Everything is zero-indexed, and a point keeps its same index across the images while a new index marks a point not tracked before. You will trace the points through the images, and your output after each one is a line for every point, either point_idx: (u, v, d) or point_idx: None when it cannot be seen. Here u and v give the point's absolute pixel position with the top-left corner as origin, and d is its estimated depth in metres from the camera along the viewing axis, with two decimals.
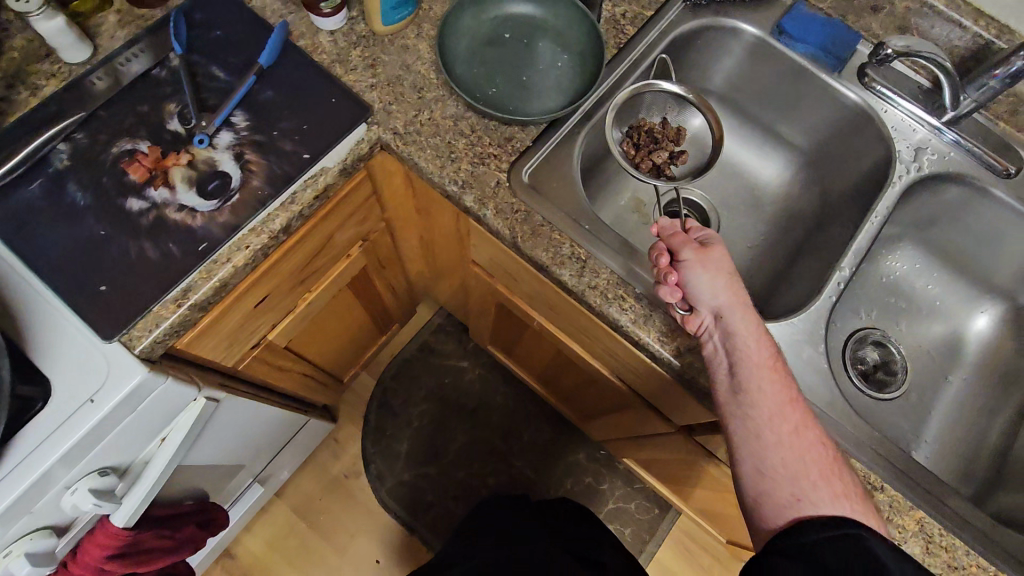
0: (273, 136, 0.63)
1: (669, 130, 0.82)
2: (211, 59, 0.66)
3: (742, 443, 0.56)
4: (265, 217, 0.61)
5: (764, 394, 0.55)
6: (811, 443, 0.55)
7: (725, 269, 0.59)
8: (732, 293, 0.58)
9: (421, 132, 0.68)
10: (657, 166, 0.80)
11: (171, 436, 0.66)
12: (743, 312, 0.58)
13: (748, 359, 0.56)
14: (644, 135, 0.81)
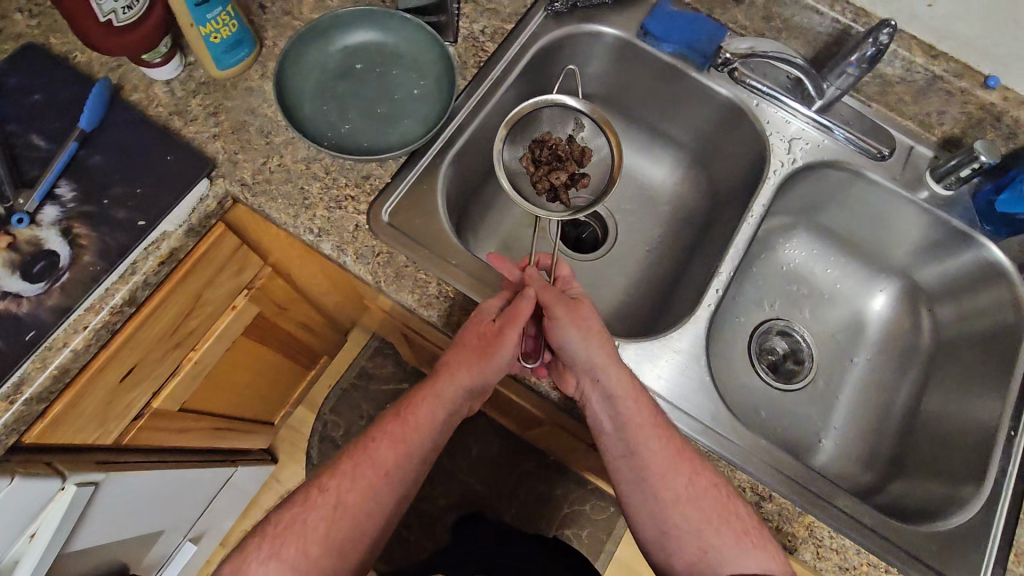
0: (103, 205, 0.59)
1: (575, 149, 0.77)
2: (30, 127, 0.62)
3: (644, 505, 0.59)
4: (102, 294, 0.57)
5: (652, 454, 0.58)
6: (705, 489, 0.57)
7: (592, 325, 0.59)
8: (605, 351, 0.58)
9: (272, 180, 0.64)
10: (553, 188, 0.76)
11: (41, 531, 0.62)
12: (616, 370, 0.58)
13: (630, 420, 0.57)
14: (548, 151, 0.77)
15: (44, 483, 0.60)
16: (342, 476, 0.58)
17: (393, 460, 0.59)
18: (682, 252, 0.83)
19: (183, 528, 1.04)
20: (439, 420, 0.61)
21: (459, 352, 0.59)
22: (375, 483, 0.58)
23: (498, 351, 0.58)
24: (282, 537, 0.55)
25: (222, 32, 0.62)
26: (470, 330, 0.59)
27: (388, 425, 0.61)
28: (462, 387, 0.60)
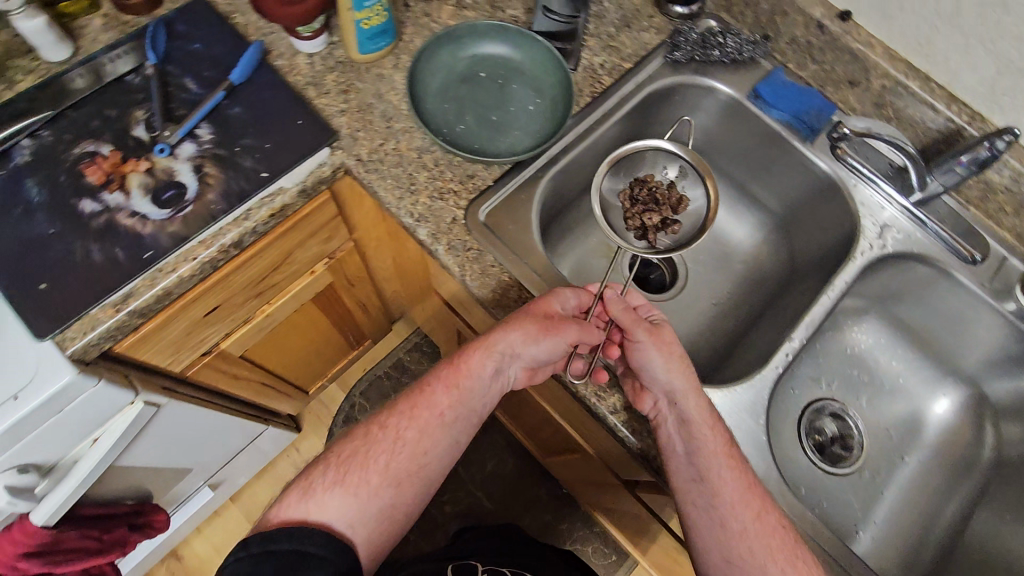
0: (234, 151, 0.64)
1: (673, 195, 0.78)
2: (185, 71, 0.68)
3: (707, 530, 0.57)
4: (216, 231, 0.62)
5: (723, 482, 0.56)
6: (773, 527, 0.55)
7: (673, 348, 0.60)
8: (685, 377, 0.59)
9: (385, 161, 0.68)
10: (641, 227, 0.77)
11: (103, 437, 0.66)
12: (695, 396, 0.58)
13: (704, 446, 0.57)
14: (647, 192, 0.78)
15: (123, 393, 0.63)
16: (397, 417, 0.62)
17: (446, 405, 0.62)
18: (749, 313, 0.83)
19: (207, 472, 1.07)
20: (489, 375, 0.62)
21: (520, 319, 0.60)
22: (431, 426, 0.61)
23: (559, 337, 0.60)
24: (343, 469, 0.59)
25: (375, 19, 0.68)
26: (531, 311, 0.61)
27: (441, 371, 0.64)
28: (514, 351, 0.61)
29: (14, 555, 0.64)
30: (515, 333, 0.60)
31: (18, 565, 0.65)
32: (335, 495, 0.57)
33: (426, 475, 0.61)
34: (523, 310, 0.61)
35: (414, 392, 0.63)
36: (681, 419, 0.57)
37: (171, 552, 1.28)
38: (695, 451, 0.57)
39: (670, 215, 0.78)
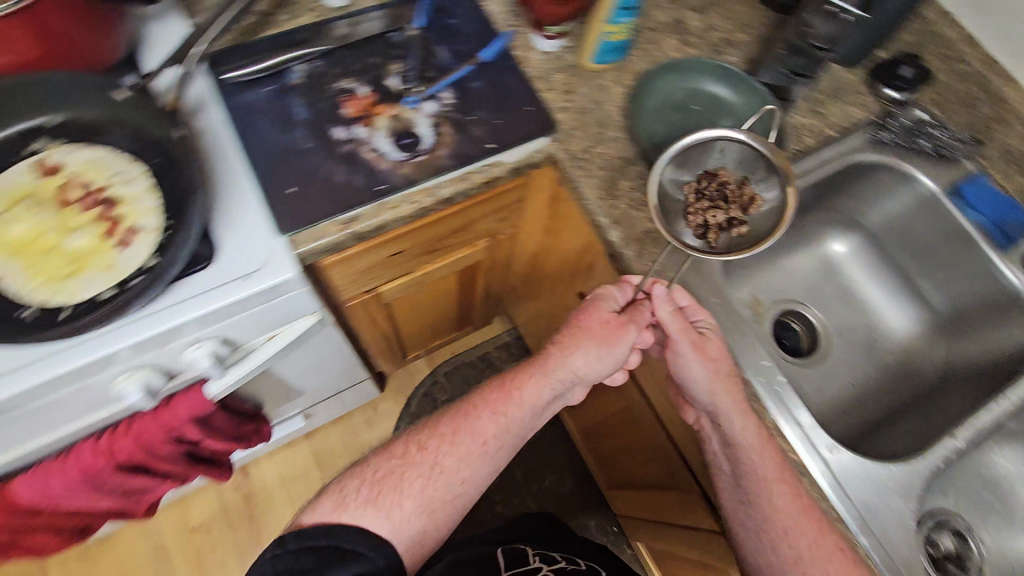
0: (468, 119, 0.71)
1: (745, 194, 0.71)
2: (440, 40, 0.75)
3: (760, 547, 0.61)
4: (438, 183, 0.68)
5: (770, 505, 0.59)
6: (830, 557, 0.56)
7: (717, 360, 0.62)
8: (727, 393, 0.60)
9: (593, 162, 0.72)
10: (705, 225, 0.70)
11: (279, 336, 0.72)
12: (742, 416, 0.60)
13: (749, 465, 0.59)
14: (714, 188, 0.71)
15: (312, 302, 0.69)
16: (440, 439, 0.65)
17: (490, 432, 0.66)
18: (889, 404, 0.82)
19: (310, 403, 1.14)
20: (540, 399, 0.67)
21: (585, 335, 0.67)
22: (469, 452, 0.65)
23: (610, 342, 0.66)
24: (376, 487, 0.62)
25: (621, 34, 0.73)
26: (584, 317, 0.68)
27: (491, 396, 0.67)
28: (570, 370, 0.67)
29: (183, 418, 0.68)
30: (574, 348, 0.67)
31: (180, 428, 0.69)
32: (368, 512, 0.60)
33: (459, 501, 0.64)
34: (578, 321, 0.68)
35: (458, 417, 0.67)
36: (728, 439, 0.60)
37: (241, 467, 1.35)
38: (747, 472, 0.59)
39: (738, 215, 0.71)
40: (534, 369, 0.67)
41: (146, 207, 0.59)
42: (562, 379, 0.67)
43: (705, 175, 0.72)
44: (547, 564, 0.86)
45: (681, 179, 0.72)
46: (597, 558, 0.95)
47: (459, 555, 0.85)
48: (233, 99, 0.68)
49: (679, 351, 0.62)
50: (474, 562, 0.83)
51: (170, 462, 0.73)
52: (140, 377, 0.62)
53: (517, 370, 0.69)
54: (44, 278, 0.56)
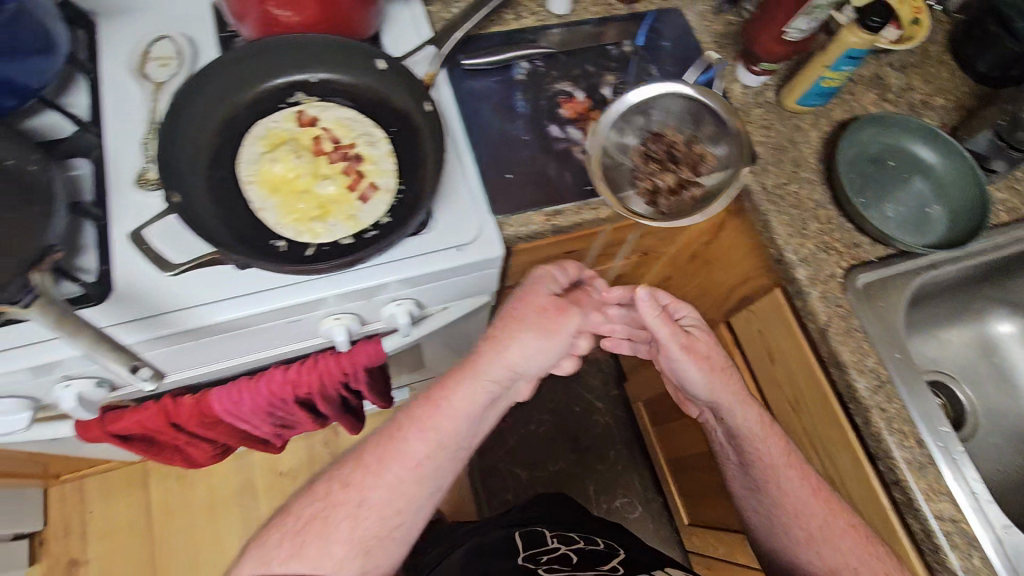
0: (674, 138, 0.73)
1: (688, 151, 0.73)
2: (653, 61, 0.78)
3: (766, 528, 0.70)
4: (638, 193, 0.71)
5: (780, 487, 0.67)
6: (841, 531, 0.64)
7: (711, 354, 0.70)
8: (722, 387, 0.69)
9: (785, 199, 0.74)
10: (656, 189, 0.71)
11: (453, 306, 0.75)
12: (745, 411, 0.68)
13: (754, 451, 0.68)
14: (662, 150, 0.72)
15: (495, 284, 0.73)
16: (363, 468, 0.60)
17: (421, 452, 0.61)
18: None
19: (420, 379, 1.18)
20: (472, 405, 0.62)
21: (519, 327, 0.63)
22: (402, 479, 0.60)
23: (526, 330, 0.63)
24: (296, 543, 0.57)
25: (836, 81, 0.73)
26: (514, 309, 0.65)
27: (418, 415, 0.61)
28: (488, 354, 0.62)
29: (357, 365, 0.72)
30: (503, 346, 0.62)
31: (350, 374, 0.73)
32: (291, 566, 0.56)
33: (398, 532, 0.60)
34: (505, 313, 0.65)
35: (382, 444, 0.61)
36: (733, 431, 0.69)
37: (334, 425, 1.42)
38: (756, 460, 0.69)
39: (690, 175, 0.72)
40: (451, 381, 0.62)
41: (383, 167, 0.65)
42: (489, 381, 0.62)
43: (648, 141, 0.72)
44: (565, 544, 0.87)
45: (624, 146, 0.72)
46: (616, 535, 0.95)
47: (477, 542, 0.88)
48: (461, 84, 0.73)
49: (673, 355, 0.69)
50: (489, 548, 0.86)
51: (332, 406, 0.79)
52: (343, 321, 0.67)
53: (434, 389, 0.63)
54: (294, 217, 0.61)
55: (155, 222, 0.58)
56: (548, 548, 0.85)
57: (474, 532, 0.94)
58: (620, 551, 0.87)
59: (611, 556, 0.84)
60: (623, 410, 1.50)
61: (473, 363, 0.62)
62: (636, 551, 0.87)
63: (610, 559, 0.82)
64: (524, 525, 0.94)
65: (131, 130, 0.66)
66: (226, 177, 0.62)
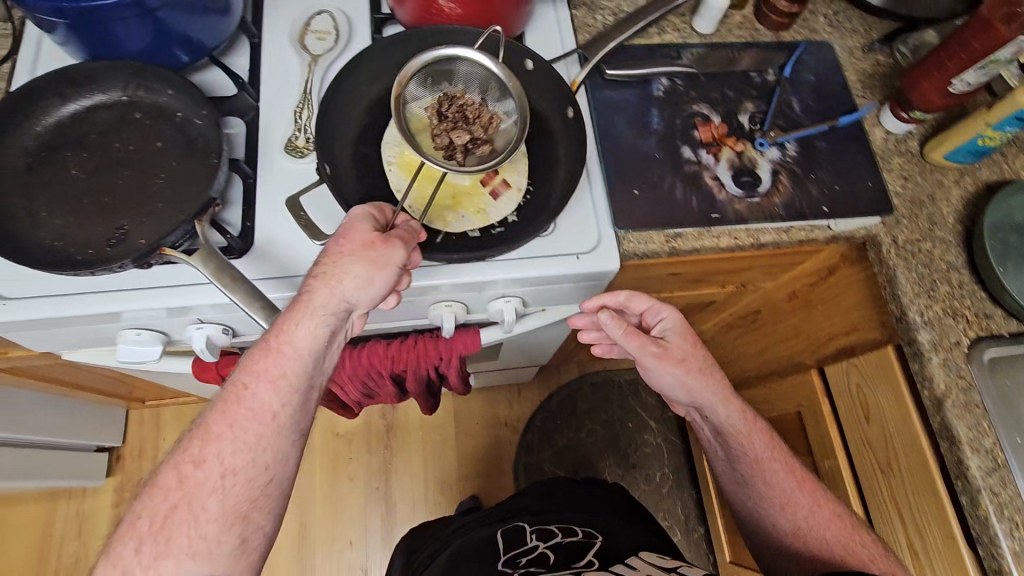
0: (807, 177, 0.71)
1: (484, 116, 0.67)
2: (796, 93, 0.76)
3: (753, 517, 0.73)
4: (763, 228, 0.69)
5: (770, 481, 0.70)
6: (827, 522, 0.67)
7: (686, 356, 0.69)
8: (691, 387, 0.69)
9: (916, 256, 0.70)
10: (448, 146, 0.65)
11: (550, 311, 0.76)
12: (723, 410, 0.70)
13: (737, 443, 0.71)
14: (456, 109, 0.67)
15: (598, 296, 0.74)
16: (207, 441, 0.48)
17: (270, 400, 0.50)
18: None
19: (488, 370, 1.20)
20: (313, 341, 0.52)
21: (345, 257, 0.53)
22: (256, 435, 0.49)
23: (358, 261, 0.53)
24: (158, 535, 0.45)
25: (995, 142, 0.69)
26: (331, 250, 0.53)
27: (255, 368, 0.51)
28: (309, 292, 0.52)
29: (454, 352, 0.75)
30: (337, 281, 0.52)
31: (444, 359, 0.76)
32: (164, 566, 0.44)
33: (275, 488, 0.50)
34: (324, 254, 0.54)
35: (224, 410, 0.49)
36: (720, 429, 0.71)
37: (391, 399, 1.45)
38: (742, 455, 0.71)
39: (481, 134, 0.67)
40: (279, 325, 0.51)
41: (518, 167, 0.66)
42: (326, 317, 0.52)
43: (444, 95, 0.68)
44: (544, 539, 0.87)
45: (422, 100, 0.67)
46: (593, 519, 0.93)
47: (462, 542, 0.92)
48: (599, 92, 0.73)
49: (650, 366, 0.69)
50: (472, 549, 0.89)
51: (420, 385, 0.81)
52: (453, 309, 0.69)
53: (259, 337, 0.52)
54: (428, 202, 0.63)
55: (308, 193, 0.62)
56: (528, 548, 0.85)
57: (462, 529, 0.97)
58: (598, 539, 0.85)
59: (587, 547, 0.83)
60: (675, 433, 1.48)
61: (305, 302, 0.52)
62: (615, 540, 0.86)
63: (585, 552, 0.81)
64: (506, 521, 0.95)
65: (284, 98, 0.70)
66: (369, 155, 0.64)
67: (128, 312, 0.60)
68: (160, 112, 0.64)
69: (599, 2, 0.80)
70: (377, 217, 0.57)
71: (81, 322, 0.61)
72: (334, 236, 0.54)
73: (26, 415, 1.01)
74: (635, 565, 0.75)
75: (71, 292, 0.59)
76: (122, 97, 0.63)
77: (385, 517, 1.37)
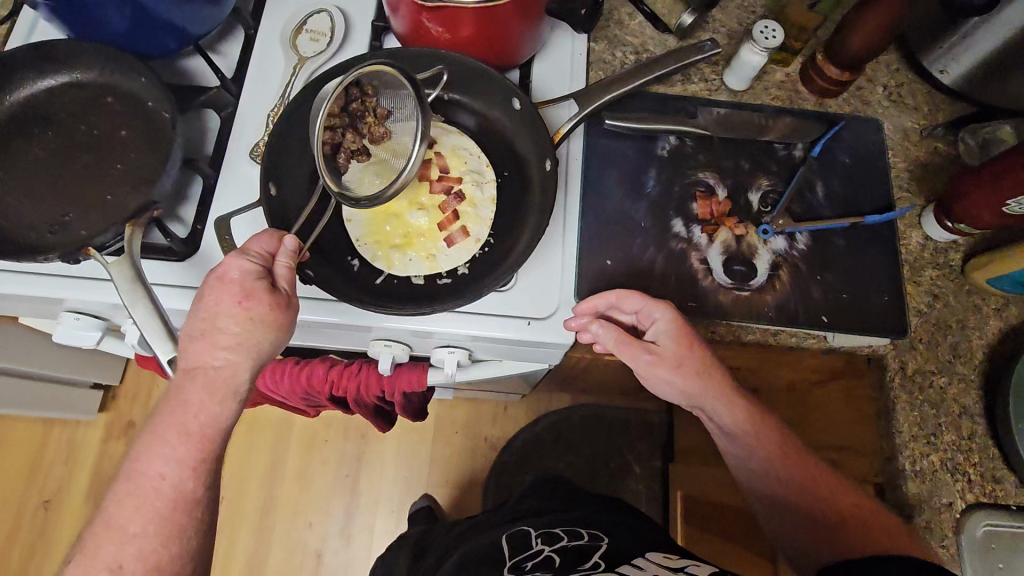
0: (812, 277, 0.62)
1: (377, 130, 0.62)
2: (825, 177, 0.66)
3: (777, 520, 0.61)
4: (746, 326, 0.61)
5: (792, 494, 0.60)
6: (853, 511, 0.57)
7: (683, 361, 0.59)
8: (687, 380, 0.60)
9: (924, 391, 0.61)
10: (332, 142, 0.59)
11: (505, 363, 0.70)
12: (718, 402, 0.61)
13: (736, 435, 0.62)
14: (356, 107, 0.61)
15: (556, 361, 0.67)
16: (123, 542, 0.45)
17: (190, 485, 0.47)
18: None
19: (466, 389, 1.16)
20: (233, 413, 0.49)
21: (242, 328, 0.48)
22: (173, 521, 0.46)
23: (271, 329, 0.49)
24: None
25: None
26: (231, 320, 0.48)
27: (169, 454, 0.47)
28: (216, 369, 0.48)
29: (398, 387, 0.71)
30: (252, 355, 0.49)
31: (389, 391, 0.72)
32: None
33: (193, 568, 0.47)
34: (219, 322, 0.48)
35: (136, 502, 0.46)
36: (721, 429, 0.63)
37: None
38: (748, 460, 0.62)
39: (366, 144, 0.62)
40: (186, 405, 0.47)
41: (481, 215, 0.61)
42: (241, 391, 0.49)
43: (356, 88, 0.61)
44: (548, 543, 0.75)
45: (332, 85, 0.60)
46: (603, 520, 0.81)
47: (465, 548, 0.80)
48: (594, 140, 0.66)
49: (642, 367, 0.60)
50: (476, 554, 0.77)
51: (365, 409, 0.78)
52: (394, 350, 0.65)
53: (163, 415, 0.47)
54: (376, 237, 0.60)
55: (242, 213, 0.58)
56: (532, 551, 0.74)
57: (465, 536, 0.86)
58: (605, 541, 0.73)
59: (593, 547, 0.71)
60: (659, 486, 1.38)
61: (221, 379, 0.48)
62: (626, 541, 0.74)
63: (588, 553, 0.69)
64: (510, 525, 0.85)
65: (263, 98, 0.66)
66: None
67: (69, 300, 0.60)
68: (131, 99, 0.62)
69: (622, 37, 0.72)
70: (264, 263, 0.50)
71: (23, 299, 0.61)
72: (223, 295, 0.48)
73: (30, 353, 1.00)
74: (643, 569, 0.62)
75: (15, 272, 0.59)
76: (98, 78, 0.62)
77: (348, 507, 1.36)
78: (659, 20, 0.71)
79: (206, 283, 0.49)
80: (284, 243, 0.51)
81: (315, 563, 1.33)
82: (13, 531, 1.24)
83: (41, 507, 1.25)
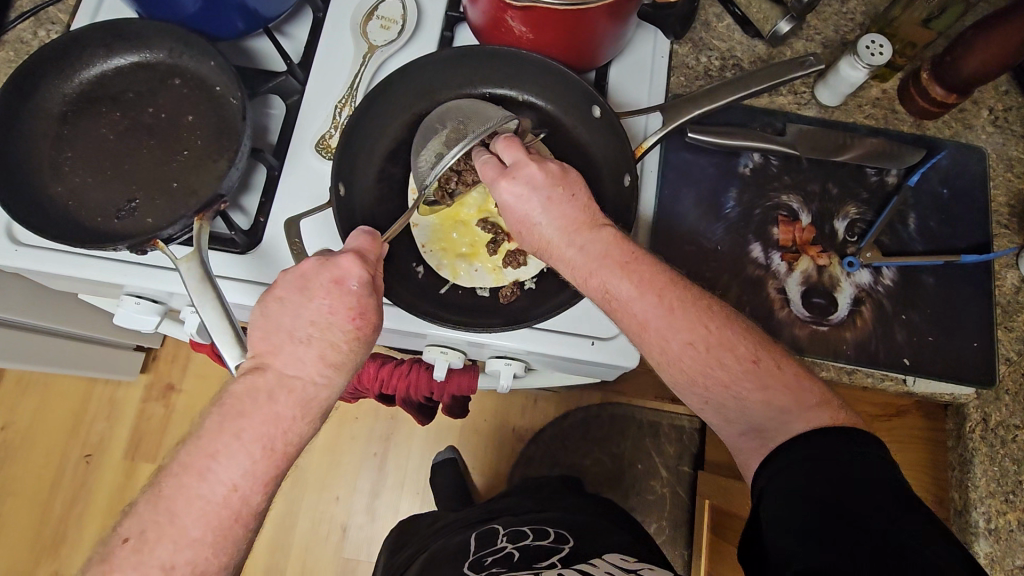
0: (896, 316, 0.58)
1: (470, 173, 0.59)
2: (918, 209, 0.62)
3: (690, 387, 0.47)
4: (821, 363, 0.58)
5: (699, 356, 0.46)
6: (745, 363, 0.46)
7: (551, 193, 0.50)
8: (564, 218, 0.50)
9: (1008, 445, 0.57)
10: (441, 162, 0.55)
11: (555, 374, 0.69)
12: (600, 245, 0.49)
13: (618, 286, 0.48)
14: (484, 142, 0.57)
15: (609, 377, 0.65)
16: (178, 547, 0.41)
17: (254, 500, 0.45)
18: None
19: None
20: (302, 431, 0.47)
21: (349, 342, 0.49)
22: (234, 539, 0.43)
23: (368, 349, 0.51)
24: None
25: None
26: (342, 336, 0.49)
27: (229, 465, 0.44)
28: (315, 385, 0.48)
29: (445, 389, 0.70)
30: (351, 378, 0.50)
31: (434, 391, 0.71)
32: None
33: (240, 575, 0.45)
34: (331, 332, 0.49)
35: (202, 507, 0.42)
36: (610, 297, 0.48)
37: None
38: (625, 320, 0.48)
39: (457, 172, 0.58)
40: (258, 418, 0.45)
41: None
42: (311, 405, 0.48)
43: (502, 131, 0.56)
44: (512, 542, 0.73)
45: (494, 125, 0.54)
46: (571, 518, 0.78)
47: (436, 546, 0.79)
48: (671, 153, 0.62)
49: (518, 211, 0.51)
50: (478, 541, 0.76)
51: (407, 406, 0.77)
52: (448, 359, 0.63)
53: (235, 424, 0.45)
54: (442, 245, 0.59)
55: (312, 214, 0.57)
56: (496, 548, 0.72)
57: (448, 527, 0.85)
58: (568, 543, 0.70)
59: (553, 552, 0.68)
60: (684, 490, 1.33)
61: (305, 397, 0.47)
62: (590, 542, 0.70)
63: (547, 555, 0.67)
64: (483, 522, 0.82)
65: (331, 88, 0.64)
66: (396, 176, 0.61)
67: (129, 285, 0.59)
68: (198, 82, 0.60)
69: (708, 40, 0.67)
70: (375, 269, 0.51)
71: (85, 282, 0.60)
72: (341, 305, 0.49)
73: (86, 319, 1.00)
74: (596, 566, 0.61)
75: (81, 254, 0.59)
76: (166, 59, 0.60)
77: (374, 485, 1.38)
78: (750, 24, 0.67)
79: (320, 280, 0.49)
80: (382, 248, 0.53)
81: (341, 537, 1.36)
82: (57, 481, 1.27)
83: (84, 460, 1.28)
